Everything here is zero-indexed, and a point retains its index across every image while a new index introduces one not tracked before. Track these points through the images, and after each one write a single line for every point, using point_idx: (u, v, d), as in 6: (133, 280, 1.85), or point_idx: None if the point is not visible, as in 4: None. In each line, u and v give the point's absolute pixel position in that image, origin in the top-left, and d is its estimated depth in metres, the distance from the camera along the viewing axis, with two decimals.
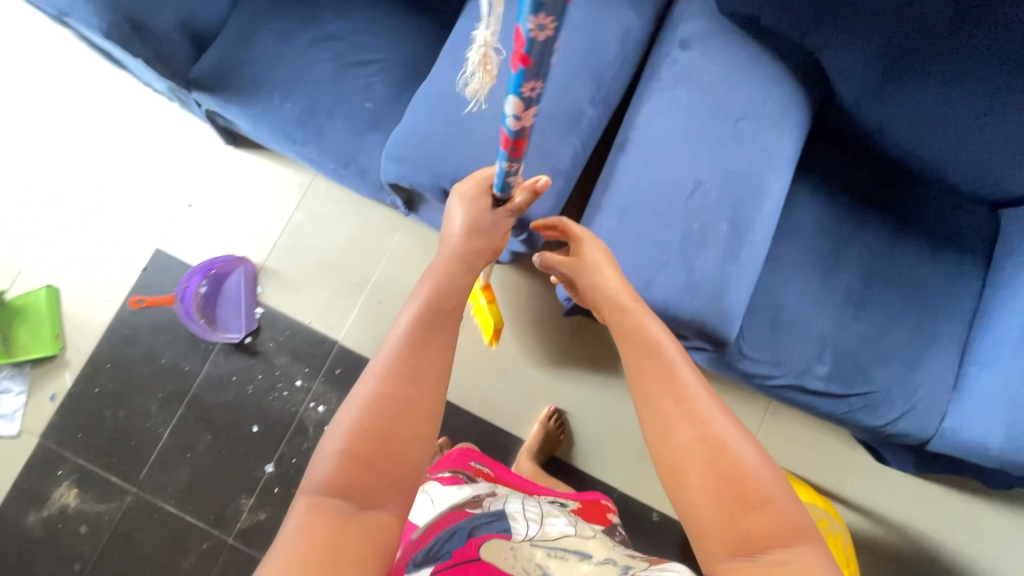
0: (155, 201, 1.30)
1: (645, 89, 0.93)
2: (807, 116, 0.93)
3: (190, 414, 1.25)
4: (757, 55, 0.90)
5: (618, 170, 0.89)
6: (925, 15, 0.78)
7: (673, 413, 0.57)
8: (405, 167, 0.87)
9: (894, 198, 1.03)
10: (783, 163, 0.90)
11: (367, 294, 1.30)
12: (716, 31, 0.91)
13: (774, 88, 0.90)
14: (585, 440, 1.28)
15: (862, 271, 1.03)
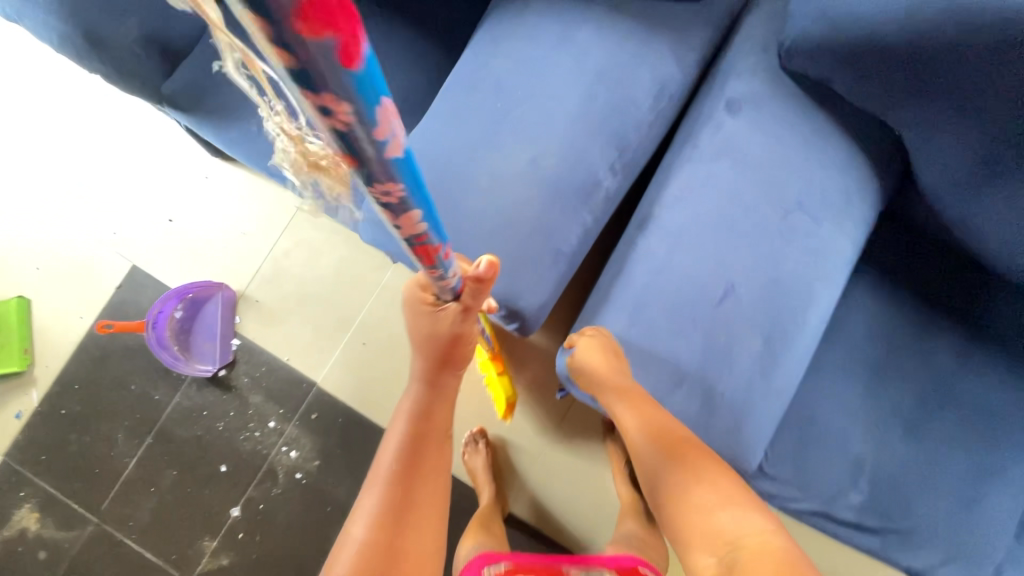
0: (135, 214, 1.20)
1: (678, 155, 0.77)
2: (874, 208, 0.77)
3: (157, 446, 1.17)
4: (819, 129, 0.74)
5: (636, 255, 0.74)
6: None
7: (667, 464, 0.67)
8: (382, 234, 0.74)
9: (971, 302, 0.85)
10: (836, 267, 0.74)
11: (352, 334, 1.19)
12: (772, 93, 0.74)
13: (836, 174, 0.74)
14: (576, 518, 1.16)
15: (918, 386, 0.86)
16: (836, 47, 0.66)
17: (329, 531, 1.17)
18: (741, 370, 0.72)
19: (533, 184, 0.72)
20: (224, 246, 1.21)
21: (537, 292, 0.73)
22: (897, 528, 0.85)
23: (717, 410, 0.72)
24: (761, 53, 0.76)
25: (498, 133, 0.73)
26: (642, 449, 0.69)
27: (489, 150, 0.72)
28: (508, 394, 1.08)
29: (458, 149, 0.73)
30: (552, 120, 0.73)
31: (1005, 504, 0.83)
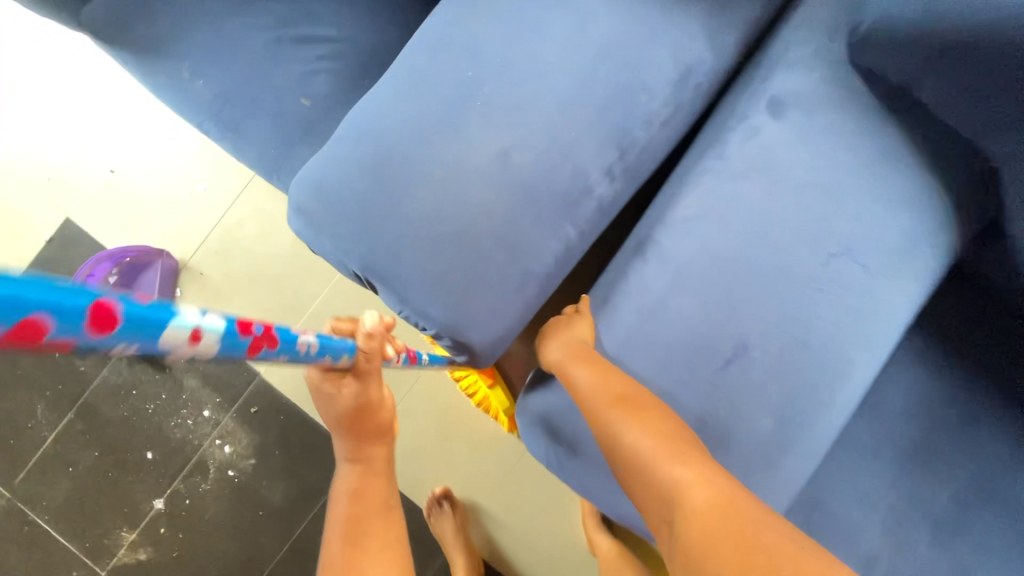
0: (75, 161, 1.06)
1: (700, 166, 0.63)
2: (938, 261, 0.61)
3: (79, 423, 1.05)
4: (884, 151, 0.60)
5: (636, 283, 0.61)
6: None
7: (641, 437, 0.48)
8: (307, 227, 0.59)
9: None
10: (880, 331, 0.61)
11: (303, 323, 1.05)
12: (830, 99, 0.60)
13: (894, 213, 0.60)
14: (529, 554, 1.05)
15: (955, 476, 0.70)
16: (929, 37, 0.53)
17: (260, 537, 1.05)
18: None
19: (503, 183, 0.55)
20: (170, 207, 1.06)
21: (492, 322, 0.57)
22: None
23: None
24: (823, 45, 0.61)
25: (463, 111, 0.56)
26: (608, 422, 0.51)
27: (448, 132, 0.55)
28: (507, 408, 0.97)
29: (411, 127, 0.56)
30: (537, 101, 0.56)
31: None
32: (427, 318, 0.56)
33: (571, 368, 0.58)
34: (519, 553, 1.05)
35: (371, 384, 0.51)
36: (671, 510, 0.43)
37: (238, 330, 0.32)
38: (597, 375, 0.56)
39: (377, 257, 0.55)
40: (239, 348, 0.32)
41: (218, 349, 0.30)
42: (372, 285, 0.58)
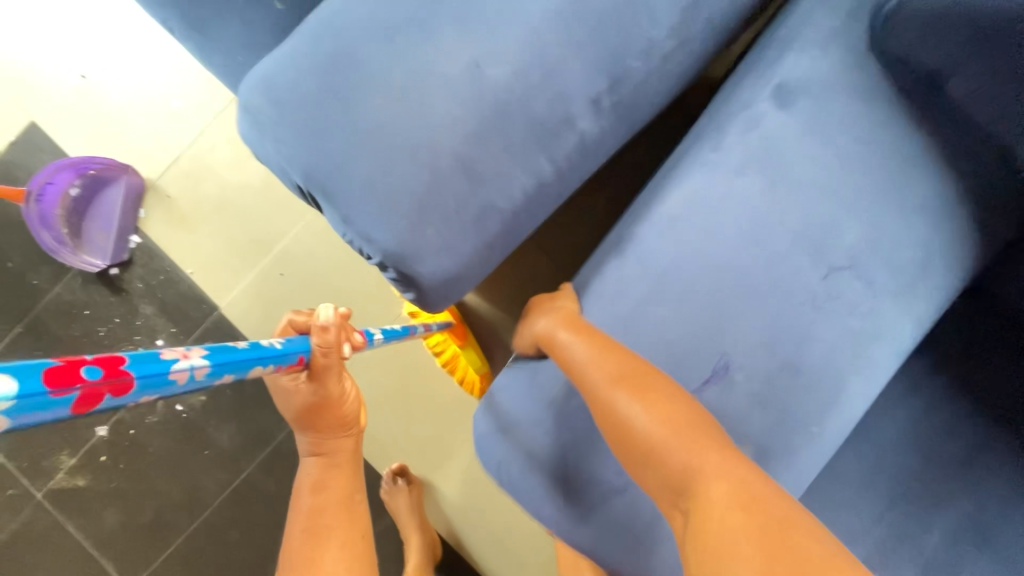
0: (47, 62, 1.00)
1: (699, 147, 0.58)
2: (943, 280, 0.59)
3: (24, 340, 1.00)
4: (897, 155, 0.57)
5: (619, 284, 0.56)
6: None
7: (650, 426, 0.45)
8: (251, 128, 0.52)
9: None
10: (883, 349, 0.58)
11: (269, 261, 1.00)
12: (846, 88, 0.56)
13: (910, 225, 0.57)
14: (481, 528, 0.99)
15: (921, 481, 0.68)
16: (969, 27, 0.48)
17: (201, 478, 1.01)
18: None
19: (472, 99, 0.48)
20: (141, 122, 1.00)
21: (444, 259, 0.51)
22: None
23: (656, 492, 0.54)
24: (841, 24, 0.57)
25: (437, 13, 0.49)
26: (608, 403, 0.48)
27: (413, 35, 0.49)
28: (477, 369, 0.93)
29: (376, 26, 0.49)
30: (523, 11, 0.49)
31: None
32: (370, 244, 0.50)
33: (559, 340, 0.53)
34: (473, 526, 0.99)
35: (329, 380, 0.50)
36: (686, 496, 0.42)
37: (44, 389, 0.25)
38: (589, 346, 0.51)
39: (322, 170, 0.49)
40: (58, 407, 0.26)
41: (6, 421, 0.24)
42: (316, 201, 0.52)
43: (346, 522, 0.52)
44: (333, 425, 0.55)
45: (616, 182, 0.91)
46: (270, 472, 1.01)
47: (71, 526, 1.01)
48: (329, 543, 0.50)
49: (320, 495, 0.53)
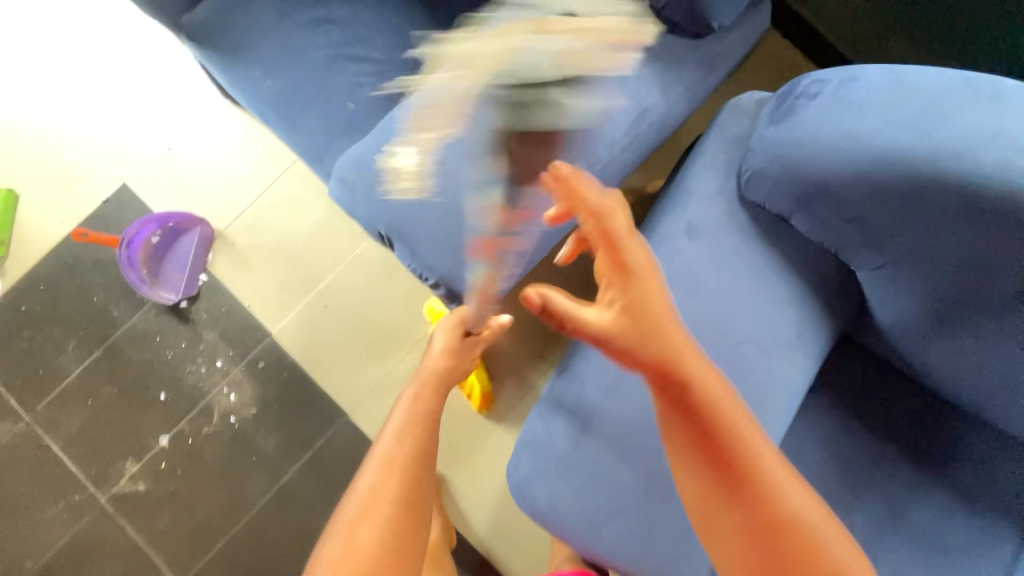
0: (137, 136, 1.24)
1: (649, 235, 0.79)
2: (823, 343, 0.76)
3: (103, 361, 1.19)
4: (775, 259, 0.74)
5: (583, 357, 0.76)
6: (994, 283, 0.60)
7: (767, 452, 0.53)
8: (346, 193, 0.77)
9: (914, 426, 0.82)
10: (785, 397, 0.74)
11: (314, 295, 1.21)
12: (738, 215, 0.74)
13: (807, 300, 0.74)
14: (494, 521, 1.17)
15: (848, 466, 0.82)
16: (797, 182, 0.67)
17: (247, 481, 1.17)
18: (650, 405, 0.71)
19: None
20: (214, 184, 1.24)
21: None
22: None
23: (622, 488, 0.70)
24: (732, 147, 0.76)
25: None
26: (733, 424, 0.53)
27: None
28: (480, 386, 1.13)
29: None
30: None
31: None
32: (430, 270, 0.74)
33: (699, 363, 0.55)
34: (487, 519, 1.17)
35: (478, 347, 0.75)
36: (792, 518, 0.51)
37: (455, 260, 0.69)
38: (716, 382, 0.55)
39: (398, 221, 0.73)
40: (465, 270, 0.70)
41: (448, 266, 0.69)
42: (391, 242, 0.76)
43: (428, 425, 0.64)
44: (438, 373, 0.69)
45: None
46: (307, 476, 1.17)
47: (128, 527, 1.16)
48: (408, 432, 0.62)
49: (418, 399, 0.66)
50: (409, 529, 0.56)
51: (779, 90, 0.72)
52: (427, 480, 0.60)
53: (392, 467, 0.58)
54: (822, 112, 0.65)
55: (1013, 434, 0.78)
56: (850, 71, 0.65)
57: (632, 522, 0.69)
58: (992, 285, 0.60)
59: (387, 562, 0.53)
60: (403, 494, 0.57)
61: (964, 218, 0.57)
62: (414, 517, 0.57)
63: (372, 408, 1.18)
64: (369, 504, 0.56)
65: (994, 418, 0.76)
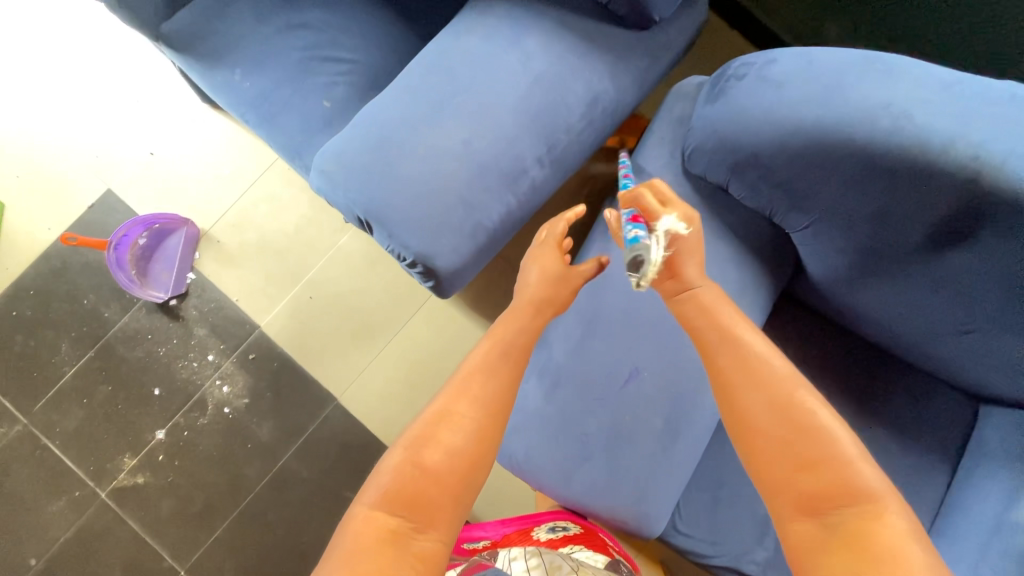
0: (119, 142, 1.28)
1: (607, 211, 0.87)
2: (766, 300, 0.84)
3: (96, 361, 1.23)
4: (719, 225, 0.82)
5: (550, 324, 0.83)
6: (901, 231, 0.69)
7: (778, 365, 0.56)
8: (325, 182, 0.83)
9: (853, 375, 0.92)
10: None
11: (300, 287, 1.27)
12: (683, 188, 0.82)
13: (750, 261, 0.82)
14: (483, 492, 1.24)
15: None
16: (730, 154, 0.75)
17: (244, 467, 1.22)
18: (610, 362, 0.78)
19: (464, 159, 0.81)
20: (197, 186, 1.28)
21: (452, 256, 0.81)
22: (756, 544, 0.91)
23: (590, 436, 0.77)
24: (676, 127, 0.84)
25: (442, 110, 0.82)
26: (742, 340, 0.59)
27: (427, 124, 0.81)
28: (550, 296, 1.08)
29: (405, 120, 0.82)
30: (491, 108, 0.82)
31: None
32: (407, 249, 0.80)
33: (711, 303, 0.63)
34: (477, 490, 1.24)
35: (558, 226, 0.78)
36: (798, 425, 0.51)
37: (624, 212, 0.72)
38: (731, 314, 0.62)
39: (375, 205, 0.80)
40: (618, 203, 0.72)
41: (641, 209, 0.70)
42: (370, 225, 0.82)
43: (506, 367, 0.62)
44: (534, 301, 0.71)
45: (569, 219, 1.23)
46: (303, 459, 1.22)
47: (130, 519, 1.20)
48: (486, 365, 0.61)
49: (502, 347, 0.64)
50: (474, 458, 0.54)
51: (713, 74, 0.80)
52: (503, 420, 0.59)
53: (465, 395, 0.58)
54: (748, 91, 0.73)
55: (935, 373, 0.87)
56: (770, 54, 0.74)
57: (599, 468, 0.76)
58: (899, 234, 0.69)
59: (444, 489, 0.52)
60: (474, 427, 0.56)
61: (867, 173, 0.66)
62: (478, 450, 0.55)
63: (362, 392, 1.24)
64: (438, 425, 0.55)
65: (919, 358, 0.85)
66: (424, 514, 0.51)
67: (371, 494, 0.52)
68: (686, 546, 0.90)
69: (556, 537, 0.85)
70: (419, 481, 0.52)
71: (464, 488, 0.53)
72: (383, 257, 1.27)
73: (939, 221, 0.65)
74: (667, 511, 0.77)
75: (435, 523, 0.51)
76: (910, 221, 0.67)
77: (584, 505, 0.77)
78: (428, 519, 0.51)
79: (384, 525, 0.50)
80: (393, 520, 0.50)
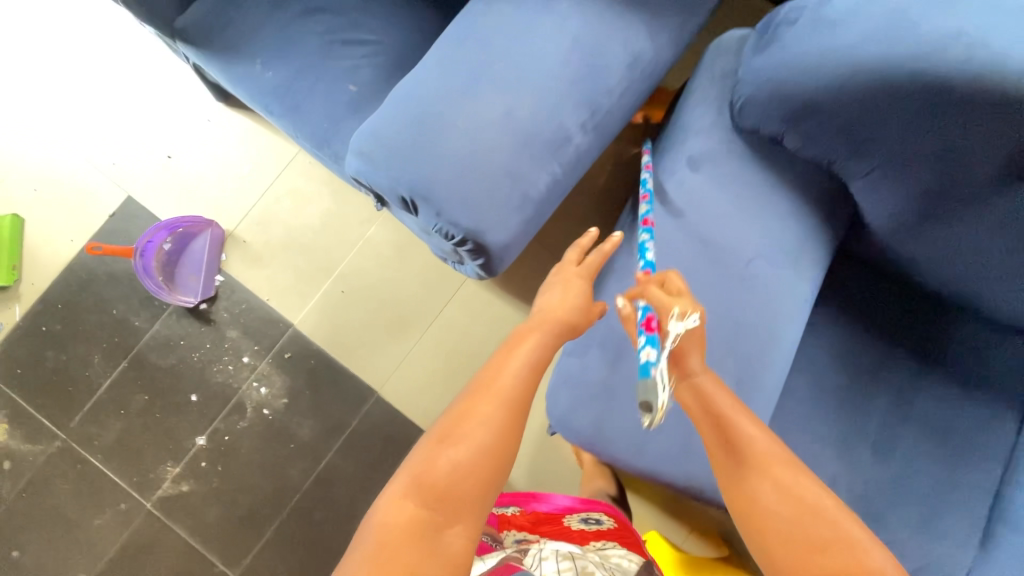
0: (135, 147, 1.26)
1: (655, 174, 0.84)
2: (826, 253, 0.81)
3: (131, 371, 1.21)
4: (774, 179, 0.79)
5: (607, 294, 0.81)
6: (972, 169, 0.67)
7: (767, 442, 0.55)
8: (365, 164, 0.81)
9: (912, 327, 0.90)
10: (798, 306, 0.79)
11: (331, 282, 1.24)
12: (734, 145, 0.79)
13: (809, 215, 0.79)
14: (531, 477, 1.22)
15: (851, 368, 0.91)
16: (786, 103, 0.72)
17: (288, 467, 1.20)
18: None
19: (508, 130, 0.78)
20: (218, 187, 1.26)
21: (502, 230, 0.79)
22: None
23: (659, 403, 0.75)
24: (721, 84, 0.81)
25: (480, 81, 0.79)
26: (729, 419, 0.57)
27: (466, 96, 0.79)
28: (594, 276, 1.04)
29: (443, 94, 0.79)
30: (531, 75, 0.79)
31: (926, 491, 0.87)
32: (456, 226, 0.78)
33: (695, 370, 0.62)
34: (525, 475, 1.22)
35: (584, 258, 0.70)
36: (789, 504, 0.50)
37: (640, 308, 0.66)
38: (716, 386, 0.61)
39: (420, 183, 0.78)
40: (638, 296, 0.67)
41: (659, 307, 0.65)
42: (415, 205, 0.80)
43: (533, 370, 0.57)
44: (553, 323, 0.61)
45: (600, 193, 1.20)
46: (347, 456, 1.20)
47: (177, 528, 1.18)
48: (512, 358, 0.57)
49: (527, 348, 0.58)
50: (502, 454, 0.51)
51: (759, 24, 0.77)
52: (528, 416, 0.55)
53: (494, 392, 0.54)
54: (801, 36, 0.70)
55: (1001, 320, 0.85)
56: None
57: (672, 435, 0.75)
58: (970, 172, 0.67)
59: (471, 486, 0.49)
60: (501, 421, 0.52)
61: (937, 109, 0.63)
62: (506, 446, 0.52)
63: (402, 383, 1.22)
64: (467, 419, 0.52)
65: (985, 306, 0.83)
66: (452, 508, 0.48)
67: (399, 484, 0.49)
68: None
69: (588, 530, 0.82)
70: (448, 476, 0.49)
71: (491, 483, 0.50)
72: (412, 245, 1.24)
73: (1016, 154, 0.63)
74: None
75: (464, 517, 0.48)
76: (984, 156, 0.65)
77: (658, 475, 0.76)
78: (456, 513, 0.48)
79: (414, 518, 0.47)
80: (423, 513, 0.47)
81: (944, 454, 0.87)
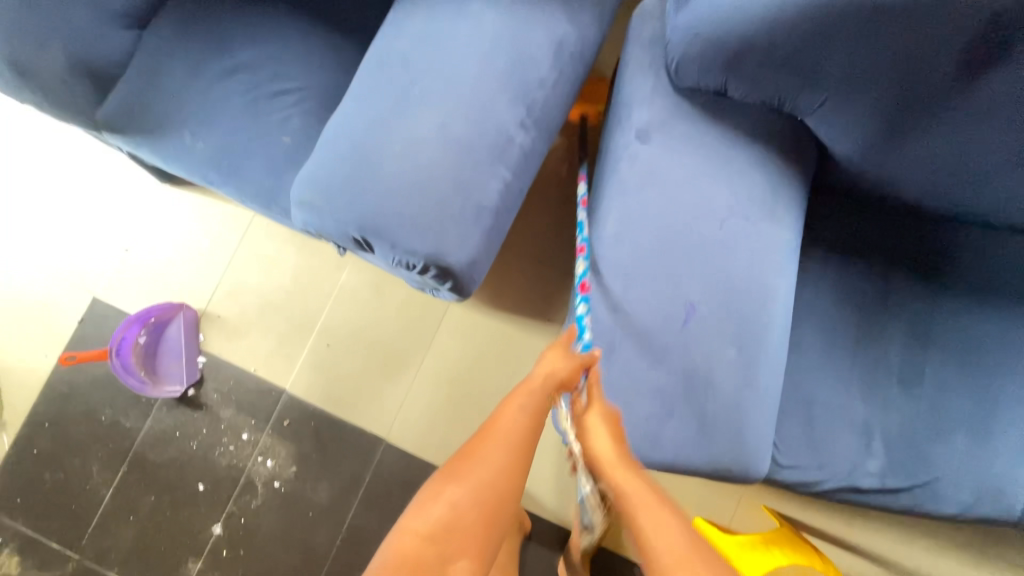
0: (91, 247, 1.23)
1: (608, 155, 0.81)
2: (800, 195, 0.77)
3: (132, 474, 1.17)
4: (727, 132, 0.75)
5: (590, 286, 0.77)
6: (926, 71, 0.64)
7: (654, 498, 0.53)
8: (310, 213, 0.78)
9: (907, 250, 0.87)
10: (785, 256, 0.75)
11: (315, 337, 1.21)
12: (678, 107, 0.76)
13: (773, 161, 0.76)
14: (560, 490, 1.17)
15: (856, 306, 0.87)
16: (720, 52, 0.68)
17: (312, 536, 1.15)
18: (658, 308, 0.73)
19: (445, 145, 0.75)
20: (181, 268, 1.23)
21: (463, 249, 0.75)
22: (865, 454, 0.83)
23: (666, 390, 0.72)
24: (651, 49, 0.78)
25: (407, 103, 0.76)
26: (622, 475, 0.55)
27: (395, 121, 0.76)
28: None
29: (373, 123, 0.77)
30: (457, 85, 0.76)
31: (965, 415, 0.82)
32: (415, 254, 0.74)
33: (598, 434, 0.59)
34: (556, 488, 1.17)
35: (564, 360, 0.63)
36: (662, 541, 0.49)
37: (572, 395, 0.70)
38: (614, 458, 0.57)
39: (369, 220, 0.74)
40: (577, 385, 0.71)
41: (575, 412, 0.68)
42: (369, 243, 0.77)
43: (534, 417, 0.55)
44: (547, 384, 0.58)
45: (563, 188, 1.17)
46: (370, 510, 1.15)
47: None
48: (514, 403, 0.55)
49: (527, 396, 0.56)
50: (504, 495, 0.49)
51: None
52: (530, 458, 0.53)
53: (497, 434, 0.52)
54: None
55: (996, 221, 0.81)
56: None
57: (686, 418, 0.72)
58: (924, 75, 0.64)
59: (475, 524, 0.47)
60: (506, 465, 0.51)
61: (876, 18, 0.61)
62: (510, 489, 0.50)
63: (408, 424, 1.18)
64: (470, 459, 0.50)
65: (977, 212, 0.79)
66: (459, 542, 0.46)
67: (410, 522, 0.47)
68: (795, 478, 0.83)
69: None
70: (452, 515, 0.47)
71: (495, 522, 0.49)
72: (388, 282, 1.21)
73: (962, 46, 0.61)
74: (767, 445, 0.74)
75: (468, 552, 0.47)
76: (933, 57, 0.62)
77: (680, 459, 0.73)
78: (462, 548, 0.46)
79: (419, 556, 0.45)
80: (432, 540, 0.46)
81: (972, 372, 0.83)
